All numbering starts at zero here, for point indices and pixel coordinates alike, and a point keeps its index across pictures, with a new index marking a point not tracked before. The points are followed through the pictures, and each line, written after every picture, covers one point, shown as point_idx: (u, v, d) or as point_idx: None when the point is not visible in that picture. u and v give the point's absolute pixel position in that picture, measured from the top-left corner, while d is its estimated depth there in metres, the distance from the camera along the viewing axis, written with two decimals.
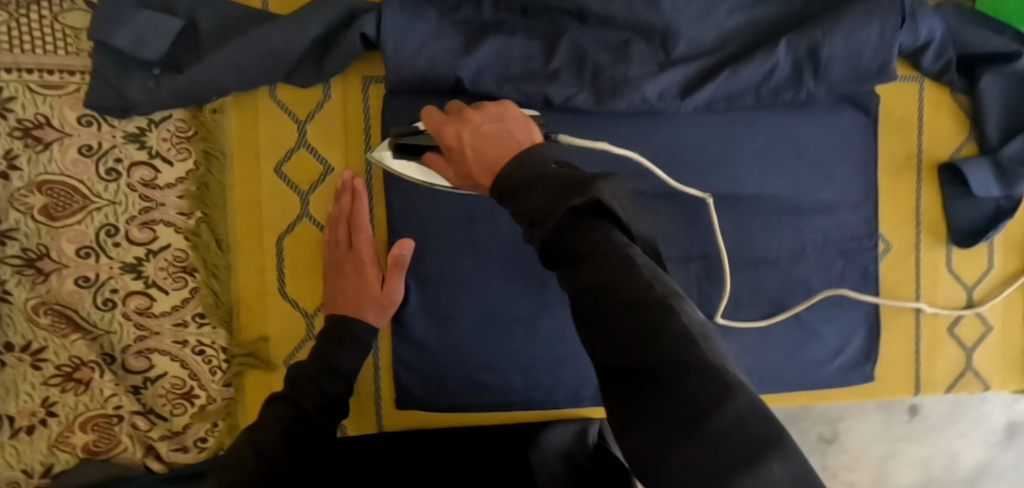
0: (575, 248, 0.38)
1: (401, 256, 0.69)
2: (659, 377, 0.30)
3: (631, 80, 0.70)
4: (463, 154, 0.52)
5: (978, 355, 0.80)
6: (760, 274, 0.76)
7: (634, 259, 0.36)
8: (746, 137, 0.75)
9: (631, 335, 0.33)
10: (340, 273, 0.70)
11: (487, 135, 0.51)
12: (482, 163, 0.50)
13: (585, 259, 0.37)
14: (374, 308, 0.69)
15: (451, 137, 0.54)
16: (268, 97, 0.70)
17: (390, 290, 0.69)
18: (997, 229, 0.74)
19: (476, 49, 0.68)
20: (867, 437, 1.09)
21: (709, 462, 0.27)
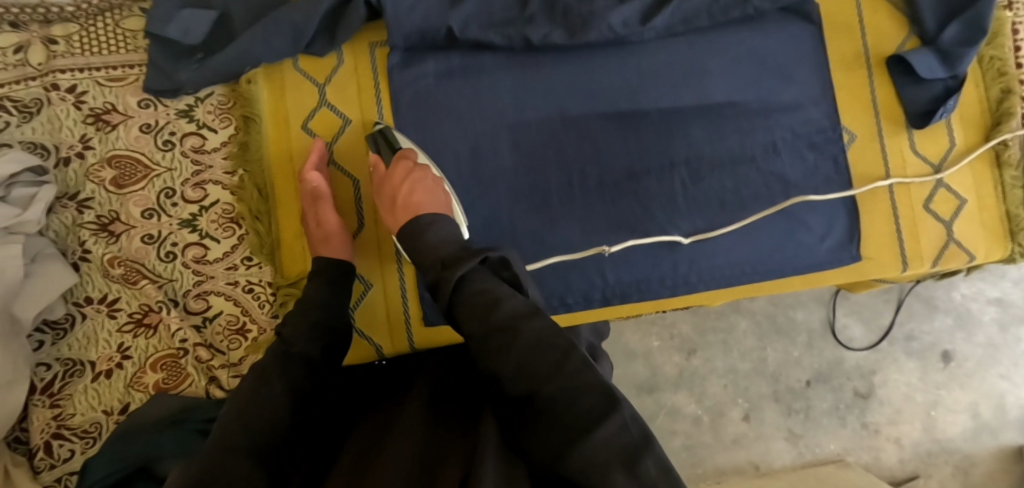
0: (472, 301, 0.52)
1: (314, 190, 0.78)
2: (558, 399, 0.44)
3: (597, 13, 0.81)
4: (398, 189, 0.72)
5: (958, 226, 0.85)
6: (739, 171, 0.85)
7: (534, 308, 0.52)
8: (706, 55, 0.85)
9: (538, 366, 0.46)
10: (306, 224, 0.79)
11: (409, 190, 0.70)
12: (404, 207, 0.70)
13: (495, 305, 0.51)
14: (320, 243, 0.77)
15: (399, 172, 0.73)
16: (292, 68, 0.83)
17: (318, 223, 0.77)
18: (947, 104, 0.82)
19: (462, 3, 0.80)
20: (905, 389, 1.18)
21: (600, 456, 0.40)
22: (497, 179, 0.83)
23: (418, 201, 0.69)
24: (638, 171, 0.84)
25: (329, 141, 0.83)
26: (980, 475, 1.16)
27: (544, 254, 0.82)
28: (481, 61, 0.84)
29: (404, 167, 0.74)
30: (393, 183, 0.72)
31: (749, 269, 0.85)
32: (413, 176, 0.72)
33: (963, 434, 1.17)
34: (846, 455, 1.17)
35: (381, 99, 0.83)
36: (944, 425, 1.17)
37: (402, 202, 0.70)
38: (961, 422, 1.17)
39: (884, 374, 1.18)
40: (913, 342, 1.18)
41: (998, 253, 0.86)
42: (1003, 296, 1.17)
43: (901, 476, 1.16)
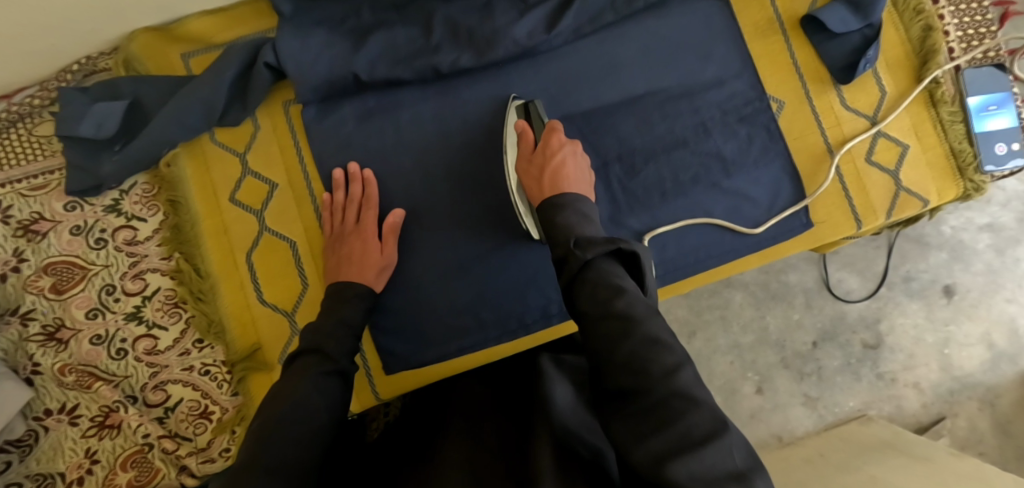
0: (598, 282, 0.52)
1: (394, 223, 0.79)
2: (669, 406, 0.45)
3: (500, 30, 0.80)
4: (553, 156, 0.73)
5: (905, 174, 0.84)
6: (676, 157, 0.83)
7: (655, 310, 0.51)
8: (622, 49, 0.84)
9: (650, 366, 0.46)
10: (343, 246, 0.78)
11: (560, 167, 0.71)
12: (558, 173, 0.70)
13: (617, 296, 0.51)
14: (374, 270, 0.77)
15: (554, 141, 0.74)
16: (210, 142, 0.82)
17: (388, 252, 0.79)
18: (867, 55, 0.81)
19: (364, 46, 0.79)
20: (915, 331, 1.15)
21: (706, 476, 0.42)
22: (435, 215, 0.82)
23: (566, 176, 0.70)
24: None
25: (259, 207, 0.81)
26: (1006, 406, 1.14)
27: (497, 275, 0.82)
28: (398, 97, 0.82)
29: (555, 140, 0.75)
30: (543, 155, 0.73)
31: (702, 255, 0.84)
32: (563, 154, 0.73)
33: (981, 367, 1.14)
34: (867, 410, 1.14)
35: (303, 155, 0.82)
36: (960, 361, 1.14)
37: (551, 172, 0.71)
38: (977, 354, 1.14)
39: (889, 320, 1.15)
40: (912, 283, 1.16)
41: (952, 192, 0.84)
42: (994, 221, 1.15)
43: (926, 421, 1.13)
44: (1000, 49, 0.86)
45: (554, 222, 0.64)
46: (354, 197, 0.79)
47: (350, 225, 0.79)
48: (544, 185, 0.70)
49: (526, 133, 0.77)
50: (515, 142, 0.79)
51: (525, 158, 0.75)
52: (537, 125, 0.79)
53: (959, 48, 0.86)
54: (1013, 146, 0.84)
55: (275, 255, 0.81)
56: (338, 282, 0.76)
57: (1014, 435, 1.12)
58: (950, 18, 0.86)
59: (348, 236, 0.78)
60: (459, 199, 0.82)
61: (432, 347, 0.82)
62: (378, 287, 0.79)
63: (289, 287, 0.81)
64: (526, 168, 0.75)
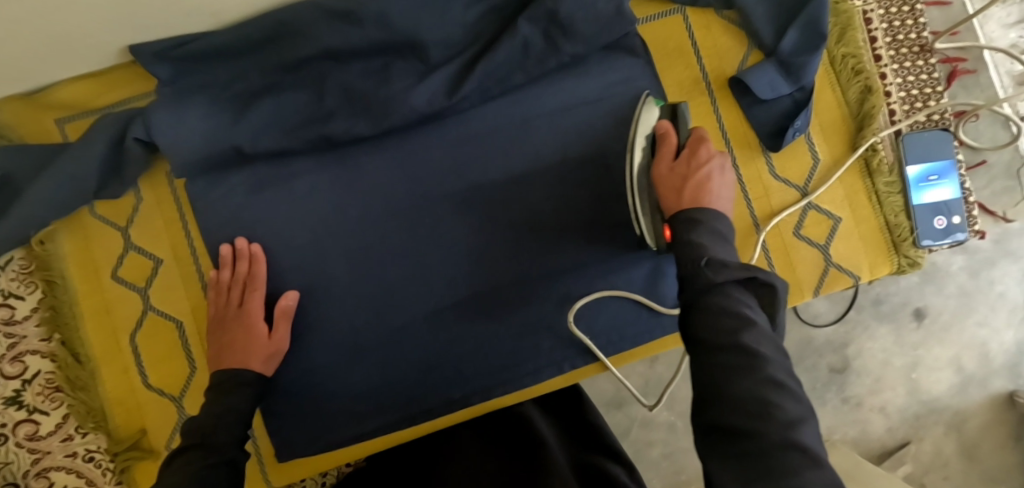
0: (723, 310, 0.44)
1: (288, 306, 0.74)
2: (785, 457, 0.36)
3: (395, 97, 0.74)
4: (696, 168, 0.58)
5: (835, 248, 0.78)
6: (589, 229, 0.78)
7: (786, 353, 0.43)
8: (533, 111, 0.78)
9: (772, 408, 0.38)
10: (227, 330, 0.72)
11: (709, 181, 0.57)
12: (702, 191, 0.56)
13: (742, 327, 0.42)
14: (260, 357, 0.71)
15: (702, 151, 0.60)
16: (89, 215, 0.76)
17: (277, 337, 0.73)
18: (794, 124, 0.76)
19: (248, 113, 0.73)
20: (882, 355, 1.04)
21: None
22: (331, 289, 0.77)
23: (712, 195, 0.56)
24: (483, 253, 0.78)
25: (143, 285, 0.77)
26: (973, 430, 1.05)
27: (399, 351, 0.78)
28: (291, 167, 0.77)
29: (704, 150, 0.61)
30: (687, 164, 0.59)
31: (614, 336, 0.80)
32: (713, 166, 0.59)
33: (949, 390, 1.04)
34: (830, 435, 1.04)
35: (190, 229, 0.77)
36: (928, 385, 1.04)
37: (695, 184, 0.57)
38: (945, 379, 1.04)
39: (857, 344, 1.04)
40: (881, 305, 1.04)
41: (886, 267, 0.79)
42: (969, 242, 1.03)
43: (891, 446, 1.04)
44: (945, 114, 0.80)
45: (682, 239, 0.52)
46: (239, 277, 0.74)
47: (233, 308, 0.73)
48: (682, 198, 0.56)
49: (666, 134, 0.63)
50: (645, 143, 0.65)
51: (665, 164, 0.61)
52: (682, 126, 0.66)
53: (901, 110, 0.79)
54: (953, 219, 0.78)
55: (162, 336, 0.77)
56: (219, 370, 0.70)
57: (979, 460, 1.04)
58: (893, 78, 0.79)
59: (231, 320, 0.73)
60: (360, 276, 0.77)
61: (340, 431, 0.78)
62: (268, 372, 0.73)
63: (176, 370, 0.77)
64: (660, 172, 0.61)
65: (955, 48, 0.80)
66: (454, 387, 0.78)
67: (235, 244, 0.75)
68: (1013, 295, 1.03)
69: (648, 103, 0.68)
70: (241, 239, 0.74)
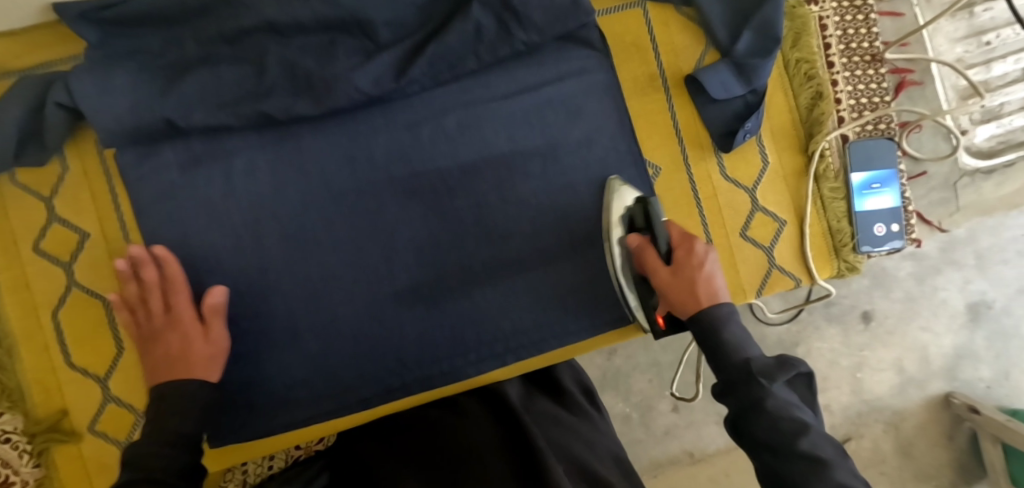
0: (780, 415, 0.52)
1: (216, 303, 0.70)
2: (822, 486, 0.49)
3: (339, 75, 0.71)
4: (689, 272, 0.63)
5: (778, 251, 0.79)
6: (538, 221, 0.78)
7: (782, 415, 0.52)
8: (484, 99, 0.77)
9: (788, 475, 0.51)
10: (157, 344, 0.66)
11: (705, 280, 0.62)
12: (709, 291, 0.61)
13: (799, 433, 0.51)
14: (201, 361, 0.66)
15: (692, 254, 0.64)
16: (8, 183, 0.72)
17: (216, 337, 0.68)
18: (743, 127, 0.76)
19: (180, 85, 0.70)
20: (830, 355, 1.06)
21: None
22: (272, 272, 0.75)
23: (719, 292, 0.62)
24: (436, 241, 0.77)
25: (67, 259, 0.73)
26: (911, 428, 1.08)
27: (343, 339, 0.76)
28: (229, 144, 0.74)
29: (696, 248, 0.65)
30: (686, 269, 0.63)
31: (562, 332, 0.79)
32: (709, 262, 0.64)
33: (890, 391, 1.07)
34: None
35: (119, 203, 0.74)
36: (872, 385, 1.07)
37: (701, 286, 0.62)
38: (887, 379, 1.07)
39: (807, 344, 1.06)
40: (833, 307, 1.06)
41: (827, 271, 0.80)
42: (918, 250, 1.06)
43: None
44: (891, 121, 0.81)
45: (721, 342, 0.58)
46: (151, 283, 0.68)
47: (161, 318, 0.67)
48: (700, 300, 0.61)
49: (648, 244, 0.67)
50: (622, 232, 0.73)
51: (659, 276, 0.64)
52: (656, 222, 0.68)
53: (849, 117, 0.80)
54: (891, 226, 0.80)
55: (87, 313, 0.73)
56: (170, 383, 0.63)
57: (915, 456, 1.07)
58: (844, 85, 0.80)
59: (162, 331, 0.67)
60: (299, 258, 0.75)
61: (279, 414, 0.76)
62: (213, 378, 0.67)
63: (101, 350, 0.73)
64: (659, 276, 0.64)
65: (905, 59, 0.81)
66: (397, 377, 0.78)
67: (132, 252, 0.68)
68: (954, 302, 1.07)
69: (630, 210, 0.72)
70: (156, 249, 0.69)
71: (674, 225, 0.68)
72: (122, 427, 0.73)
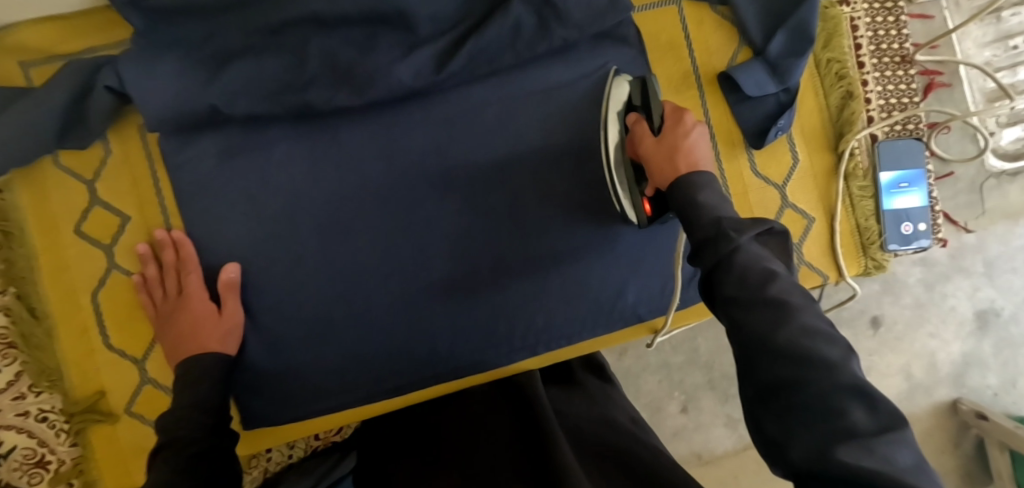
0: (748, 265, 0.46)
1: (230, 279, 0.72)
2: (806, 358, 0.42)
3: (381, 68, 0.72)
4: (675, 139, 0.59)
5: (807, 248, 0.80)
6: (569, 214, 0.78)
7: (753, 267, 0.46)
8: (518, 93, 0.78)
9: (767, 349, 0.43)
10: (172, 321, 0.70)
11: (686, 147, 0.59)
12: (691, 160, 0.58)
13: (768, 281, 0.46)
14: (215, 337, 0.70)
15: (682, 126, 0.61)
16: (52, 166, 0.72)
17: (230, 312, 0.71)
18: (777, 124, 0.77)
19: (223, 75, 0.70)
20: None
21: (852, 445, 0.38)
22: (305, 259, 0.75)
23: (701, 161, 0.58)
24: (461, 238, 0.77)
25: (108, 242, 0.74)
26: (917, 433, 1.08)
27: (372, 331, 0.76)
28: (268, 134, 0.74)
29: (684, 119, 0.62)
30: (671, 135, 0.60)
31: (590, 323, 0.81)
32: (695, 135, 0.60)
33: (897, 395, 1.07)
34: None
35: (160, 188, 0.74)
36: (880, 390, 1.07)
37: (682, 154, 0.58)
38: (895, 384, 1.07)
39: None
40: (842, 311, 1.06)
41: (854, 269, 0.82)
42: (927, 255, 1.06)
43: None
44: (919, 122, 0.82)
45: (694, 200, 0.54)
46: (168, 265, 0.72)
47: (173, 298, 0.71)
48: (680, 168, 0.57)
49: (638, 120, 0.64)
50: (619, 114, 0.69)
51: (642, 144, 0.62)
52: (653, 101, 0.65)
53: (878, 117, 0.81)
54: (920, 225, 0.81)
55: (125, 295, 0.74)
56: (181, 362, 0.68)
57: None
58: (873, 86, 0.81)
59: (173, 312, 0.70)
60: (334, 249, 0.75)
61: (308, 404, 0.77)
62: (229, 351, 0.72)
63: (140, 332, 0.74)
64: (646, 147, 0.61)
65: (934, 62, 0.83)
66: (425, 370, 0.78)
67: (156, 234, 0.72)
68: (962, 309, 1.07)
69: (616, 95, 0.69)
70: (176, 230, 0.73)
71: (671, 103, 0.64)
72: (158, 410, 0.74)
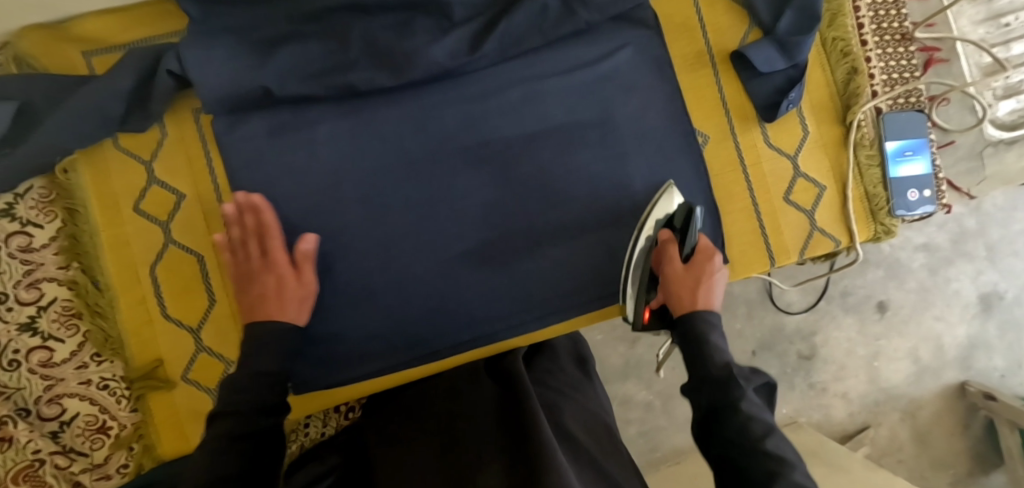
0: (751, 416, 0.57)
1: (307, 249, 0.74)
2: (779, 477, 0.53)
3: (418, 51, 0.77)
4: (698, 272, 0.70)
5: (819, 215, 0.85)
6: (595, 186, 0.83)
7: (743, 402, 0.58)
8: (544, 74, 0.83)
9: (751, 460, 0.55)
10: (251, 283, 0.70)
11: (706, 284, 0.69)
12: (703, 298, 0.68)
13: (759, 423, 0.57)
14: (294, 304, 0.70)
15: (709, 266, 0.70)
16: (113, 148, 0.78)
17: (307, 281, 0.73)
18: (789, 96, 0.82)
19: (273, 58, 0.75)
20: (847, 344, 1.13)
21: None
22: (349, 231, 0.80)
23: (712, 301, 0.68)
24: (490, 219, 0.82)
25: (165, 218, 0.79)
26: (926, 416, 1.14)
27: (413, 302, 0.81)
28: (312, 113, 0.80)
29: (711, 259, 0.72)
30: (700, 267, 0.71)
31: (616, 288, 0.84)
32: (718, 276, 0.70)
33: (906, 379, 1.13)
34: (797, 418, 1.12)
35: (213, 167, 0.80)
36: (888, 373, 1.13)
37: (704, 290, 0.69)
38: (903, 368, 1.13)
39: (824, 333, 1.12)
40: (848, 298, 1.13)
41: (864, 234, 0.86)
42: (930, 242, 1.12)
43: (851, 430, 1.13)
44: (921, 95, 0.88)
45: (700, 334, 0.65)
46: (251, 229, 0.72)
47: (256, 261, 0.72)
48: (696, 300, 0.68)
49: (671, 240, 0.75)
50: (654, 226, 0.77)
51: (669, 262, 0.72)
52: (691, 231, 0.75)
53: (882, 91, 0.86)
54: (925, 192, 0.85)
55: (181, 268, 0.79)
56: (256, 322, 0.67)
57: (930, 444, 1.14)
58: (876, 62, 0.86)
59: (256, 274, 0.71)
60: (377, 223, 0.80)
61: (348, 372, 0.81)
62: (302, 320, 0.72)
63: (195, 302, 0.79)
64: (674, 278, 0.70)
65: (933, 38, 0.88)
66: (461, 342, 0.82)
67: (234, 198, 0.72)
68: (967, 293, 1.13)
69: (659, 211, 0.78)
70: (241, 196, 0.72)
71: (704, 243, 0.74)
72: (213, 376, 0.79)
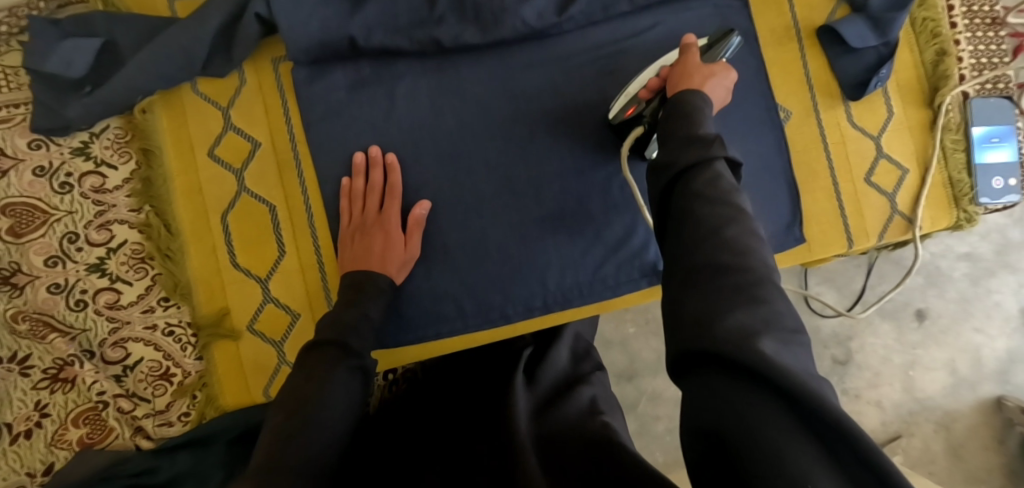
0: (716, 197, 0.45)
1: (420, 215, 0.76)
2: (733, 254, 0.42)
3: (508, 8, 0.77)
4: (704, 67, 0.61)
5: (900, 198, 0.83)
6: None
7: (718, 185, 0.46)
8: (631, 40, 0.81)
9: (701, 236, 0.43)
10: (366, 234, 0.74)
11: (706, 77, 0.61)
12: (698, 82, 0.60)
13: (728, 219, 0.44)
14: (397, 262, 0.74)
15: (719, 69, 0.62)
16: (191, 93, 0.78)
17: (413, 246, 0.75)
18: (879, 74, 0.80)
19: (361, 9, 0.75)
20: (881, 351, 1.08)
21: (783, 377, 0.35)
22: (423, 189, 0.78)
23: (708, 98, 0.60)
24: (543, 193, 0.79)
25: (238, 166, 0.78)
26: (961, 430, 1.07)
27: (483, 265, 0.79)
28: (395, 66, 0.79)
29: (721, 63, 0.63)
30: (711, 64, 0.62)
31: None
32: (722, 83, 0.62)
33: (942, 390, 1.07)
34: None
35: (290, 117, 0.79)
36: (923, 384, 1.08)
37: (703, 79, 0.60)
38: (939, 379, 1.08)
39: (860, 339, 1.08)
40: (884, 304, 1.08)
41: (944, 221, 0.84)
42: (972, 251, 1.08)
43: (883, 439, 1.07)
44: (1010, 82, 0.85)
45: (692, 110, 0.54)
46: (377, 184, 0.76)
47: (373, 214, 0.75)
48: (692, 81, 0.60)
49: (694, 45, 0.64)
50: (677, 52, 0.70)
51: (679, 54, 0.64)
52: (715, 52, 0.67)
53: (970, 75, 0.84)
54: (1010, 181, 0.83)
55: (252, 216, 0.78)
56: (360, 271, 0.71)
57: (964, 459, 1.06)
58: (965, 45, 0.84)
59: (371, 226, 0.75)
60: (446, 186, 0.78)
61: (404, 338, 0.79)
62: (398, 280, 0.75)
63: (264, 252, 0.78)
64: (681, 64, 0.62)
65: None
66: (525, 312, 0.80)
67: (371, 154, 0.77)
68: (1008, 305, 1.07)
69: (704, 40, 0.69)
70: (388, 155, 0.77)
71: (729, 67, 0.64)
72: (279, 327, 0.77)
